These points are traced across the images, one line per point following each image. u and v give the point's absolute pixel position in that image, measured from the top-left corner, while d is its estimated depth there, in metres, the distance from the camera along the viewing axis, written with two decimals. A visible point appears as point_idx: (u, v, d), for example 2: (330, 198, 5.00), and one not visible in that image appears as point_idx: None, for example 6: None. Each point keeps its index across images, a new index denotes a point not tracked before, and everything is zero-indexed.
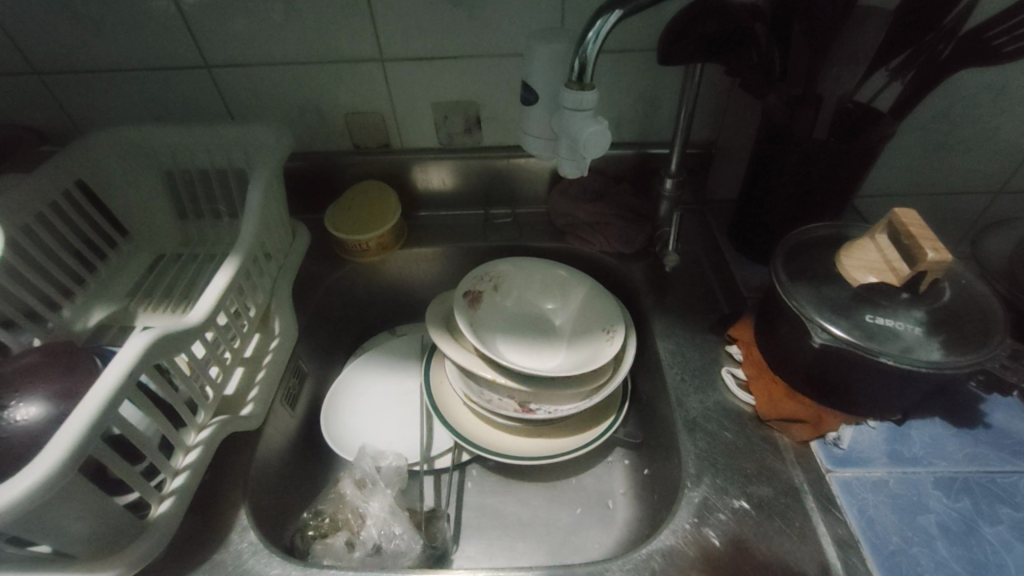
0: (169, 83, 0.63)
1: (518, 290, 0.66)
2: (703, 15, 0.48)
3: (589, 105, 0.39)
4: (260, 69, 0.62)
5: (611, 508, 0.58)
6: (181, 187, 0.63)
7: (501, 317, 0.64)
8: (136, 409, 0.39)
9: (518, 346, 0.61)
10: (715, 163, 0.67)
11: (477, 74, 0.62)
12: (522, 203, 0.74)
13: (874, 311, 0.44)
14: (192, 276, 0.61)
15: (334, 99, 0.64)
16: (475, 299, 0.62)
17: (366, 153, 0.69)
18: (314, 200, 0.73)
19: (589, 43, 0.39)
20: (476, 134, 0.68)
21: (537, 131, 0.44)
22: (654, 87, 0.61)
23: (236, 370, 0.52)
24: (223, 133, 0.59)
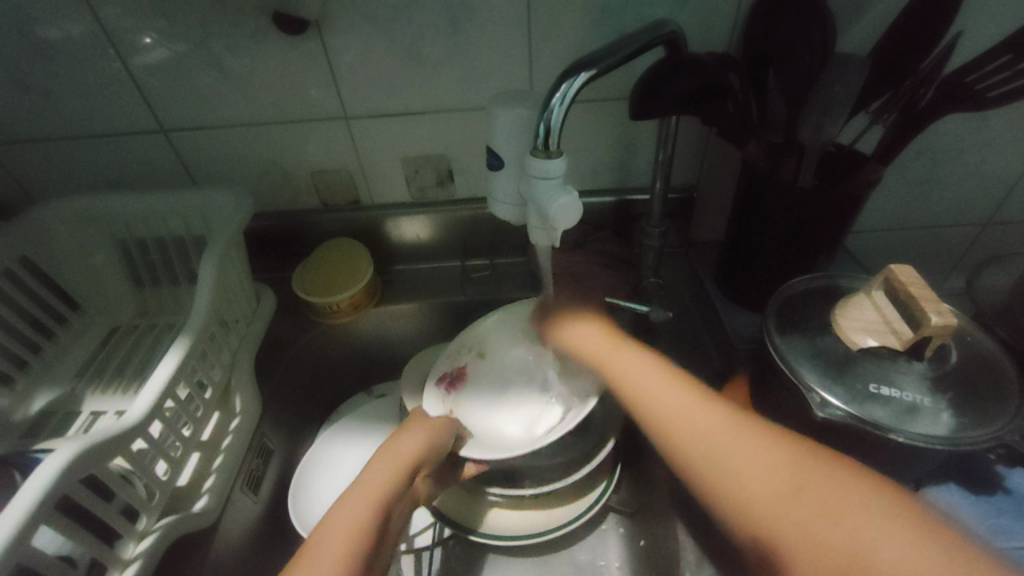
0: (125, 148, 0.60)
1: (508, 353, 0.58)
2: (674, 71, 0.46)
3: (556, 173, 0.37)
4: (219, 130, 0.59)
5: None
6: (137, 256, 0.59)
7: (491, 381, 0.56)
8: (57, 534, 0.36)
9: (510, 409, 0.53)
10: (699, 208, 0.65)
11: (446, 127, 0.60)
12: (500, 253, 0.71)
13: (878, 380, 0.40)
14: (147, 350, 0.57)
15: (297, 157, 0.62)
16: (458, 375, 0.56)
17: (335, 211, 0.66)
18: (283, 258, 0.69)
19: (553, 109, 0.36)
20: (449, 186, 0.65)
21: (503, 196, 0.42)
22: (631, 134, 0.59)
23: (191, 457, 0.48)
24: (179, 201, 0.56)
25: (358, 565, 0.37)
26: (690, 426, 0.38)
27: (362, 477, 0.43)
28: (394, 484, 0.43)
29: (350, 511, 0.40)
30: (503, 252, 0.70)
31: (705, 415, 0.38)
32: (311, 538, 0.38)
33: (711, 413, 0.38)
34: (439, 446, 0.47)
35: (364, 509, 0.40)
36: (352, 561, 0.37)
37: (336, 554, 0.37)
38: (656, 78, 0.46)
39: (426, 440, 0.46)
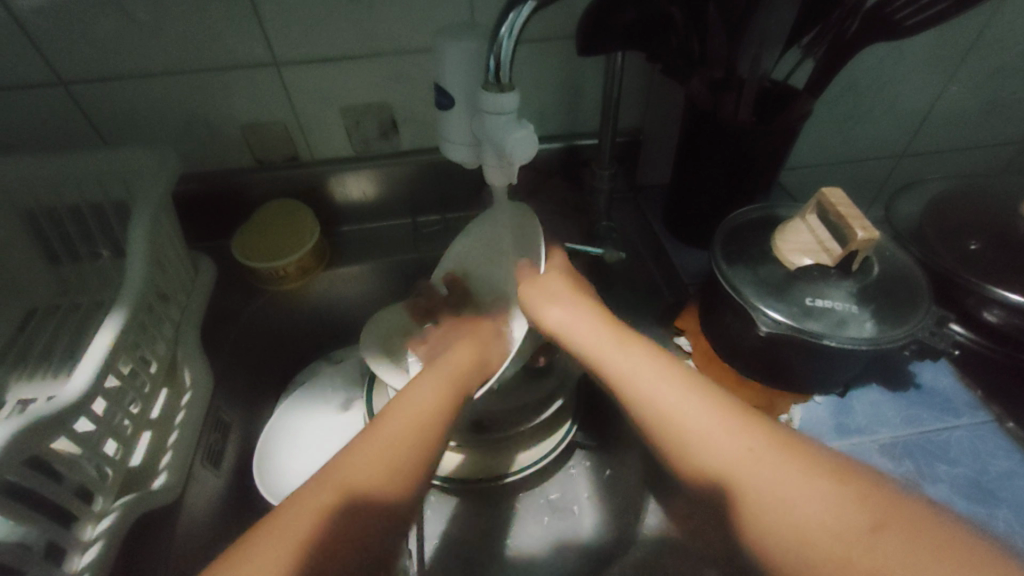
0: (16, 106, 0.53)
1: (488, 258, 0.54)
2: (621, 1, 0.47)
3: (511, 108, 0.36)
4: (133, 83, 0.53)
5: (576, 513, 0.55)
6: (48, 229, 0.53)
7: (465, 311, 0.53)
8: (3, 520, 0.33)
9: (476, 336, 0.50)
10: (645, 151, 0.66)
11: (387, 73, 0.57)
12: (452, 206, 0.69)
13: (812, 293, 0.44)
14: (75, 330, 0.52)
15: (224, 111, 0.57)
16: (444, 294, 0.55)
17: (273, 169, 0.62)
18: (219, 225, 0.65)
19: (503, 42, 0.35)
20: (394, 138, 0.62)
21: (456, 137, 0.40)
22: (577, 75, 0.59)
23: (143, 436, 0.45)
24: (92, 163, 0.50)
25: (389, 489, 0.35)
26: (668, 396, 0.36)
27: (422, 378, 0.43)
28: (451, 397, 0.42)
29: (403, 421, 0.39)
30: (453, 205, 0.69)
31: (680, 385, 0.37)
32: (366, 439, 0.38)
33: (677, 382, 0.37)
34: (485, 364, 0.46)
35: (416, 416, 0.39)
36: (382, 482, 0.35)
37: (377, 468, 0.36)
38: (601, 14, 0.47)
39: (472, 357, 0.45)
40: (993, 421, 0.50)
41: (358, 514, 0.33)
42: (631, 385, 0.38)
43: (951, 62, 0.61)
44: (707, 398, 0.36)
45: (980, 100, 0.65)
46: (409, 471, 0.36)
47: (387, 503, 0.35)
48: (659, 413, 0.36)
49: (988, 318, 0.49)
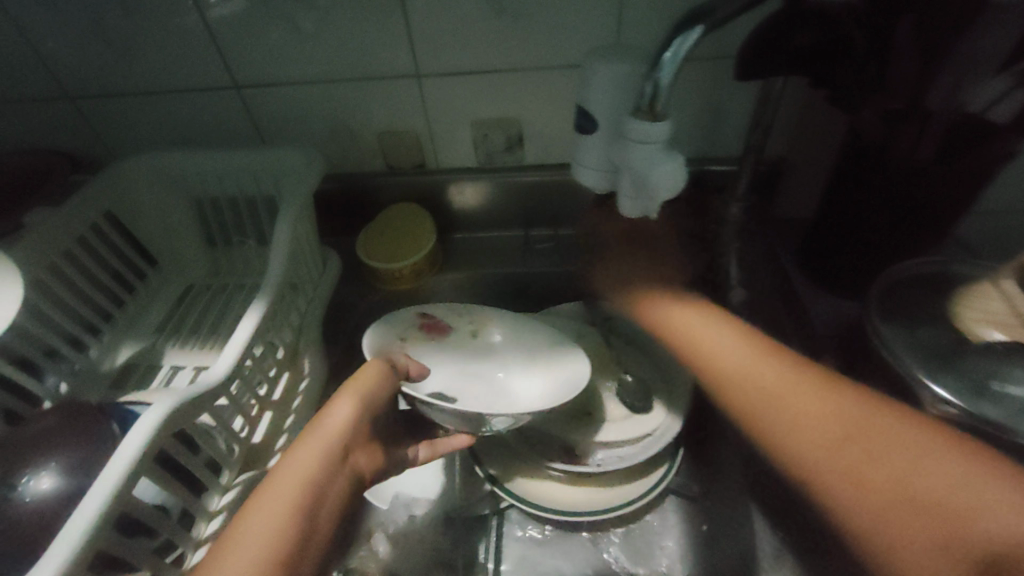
0: (197, 106, 0.60)
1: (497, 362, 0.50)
2: (802, 24, 0.45)
3: (659, 138, 0.33)
4: (293, 89, 0.58)
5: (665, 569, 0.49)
6: (210, 215, 0.60)
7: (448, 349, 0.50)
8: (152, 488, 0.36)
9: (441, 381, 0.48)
10: (788, 182, 0.59)
11: (520, 87, 0.56)
12: (564, 223, 0.68)
13: (1001, 378, 0.36)
14: (223, 308, 0.58)
15: (364, 117, 0.60)
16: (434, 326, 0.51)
17: (400, 174, 0.65)
18: (346, 222, 0.69)
19: (664, 66, 0.32)
20: (518, 152, 0.62)
21: (591, 161, 0.39)
22: (721, 98, 0.54)
23: (265, 415, 0.49)
24: (252, 159, 0.55)
25: None
26: (752, 383, 0.38)
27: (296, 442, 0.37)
28: (322, 465, 0.35)
29: (290, 475, 0.34)
30: (567, 222, 0.67)
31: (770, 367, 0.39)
32: (242, 516, 0.32)
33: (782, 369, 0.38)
34: (374, 404, 0.39)
35: (283, 501, 0.33)
36: None
37: None
38: (772, 34, 0.46)
39: (358, 397, 0.38)
40: None
41: None
42: (716, 359, 0.41)
43: None
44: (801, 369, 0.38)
45: None
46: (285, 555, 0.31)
47: None
48: (751, 385, 0.38)
49: None
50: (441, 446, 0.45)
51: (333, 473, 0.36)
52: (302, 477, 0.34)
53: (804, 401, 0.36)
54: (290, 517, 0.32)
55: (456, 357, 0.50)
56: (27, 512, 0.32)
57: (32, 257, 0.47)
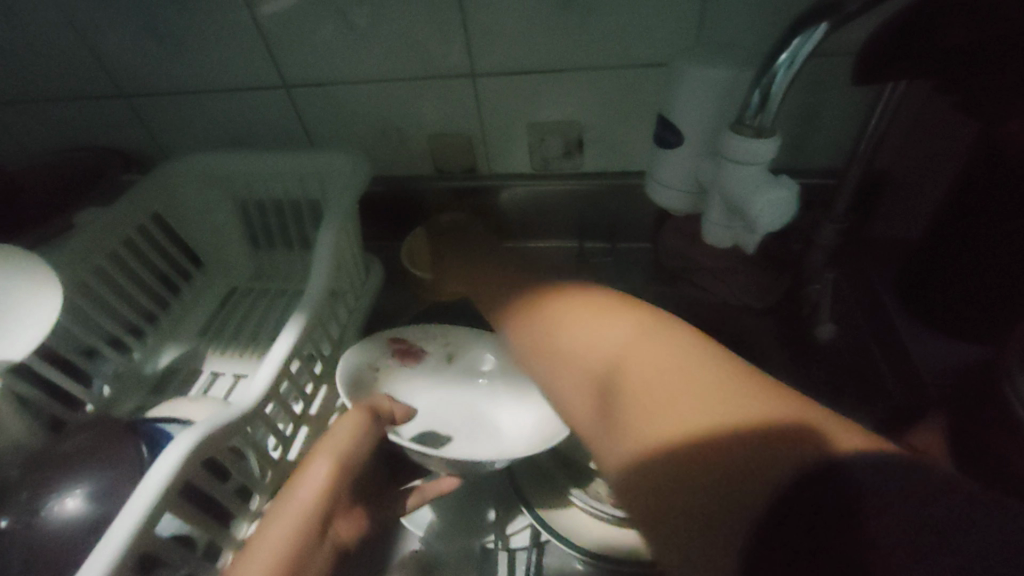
0: (248, 105, 0.58)
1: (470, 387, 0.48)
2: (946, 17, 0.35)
3: (764, 160, 0.30)
4: (343, 88, 0.55)
5: None
6: (255, 217, 0.58)
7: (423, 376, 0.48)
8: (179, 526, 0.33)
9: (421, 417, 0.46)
10: (887, 198, 0.51)
11: (583, 89, 0.52)
12: (622, 237, 0.62)
13: None
14: (264, 314, 0.57)
15: (416, 119, 0.57)
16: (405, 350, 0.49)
17: (449, 179, 0.61)
18: (392, 228, 0.66)
19: (777, 74, 0.29)
20: (576, 158, 0.57)
21: (672, 180, 0.36)
22: (815, 103, 0.47)
23: (300, 433, 0.46)
24: (299, 162, 0.53)
25: None
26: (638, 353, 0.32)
27: (267, 517, 0.32)
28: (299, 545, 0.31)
29: (260, 559, 0.29)
30: (625, 235, 0.62)
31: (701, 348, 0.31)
32: None
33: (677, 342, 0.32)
34: (353, 465, 0.35)
35: None
36: None
37: None
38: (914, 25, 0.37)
39: (336, 460, 0.34)
40: None
41: None
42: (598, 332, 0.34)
43: None
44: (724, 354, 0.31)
45: None
46: None
47: None
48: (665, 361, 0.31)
49: None
50: (429, 492, 0.40)
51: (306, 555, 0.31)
52: (275, 562, 0.29)
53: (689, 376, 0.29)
54: None
55: (433, 384, 0.48)
56: (56, 535, 0.31)
57: (78, 259, 0.46)
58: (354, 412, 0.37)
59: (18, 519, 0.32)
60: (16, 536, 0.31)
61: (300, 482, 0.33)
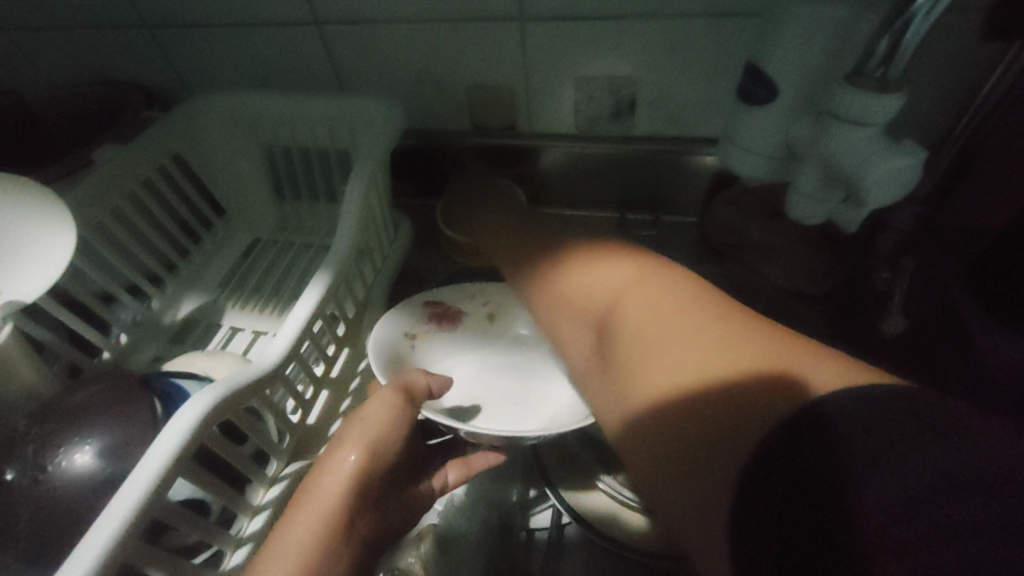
0: (275, 43, 0.54)
1: (512, 350, 0.46)
2: None
3: (876, 119, 0.30)
4: (378, 28, 0.50)
5: None
6: (281, 165, 0.55)
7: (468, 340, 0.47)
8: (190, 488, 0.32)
9: (461, 386, 0.44)
10: (971, 179, 0.45)
11: (643, 40, 0.46)
12: (669, 209, 0.58)
13: None
14: (287, 268, 0.54)
15: (455, 67, 0.52)
16: (442, 314, 0.47)
17: (486, 136, 0.57)
18: (423, 185, 0.62)
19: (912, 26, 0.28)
20: (627, 120, 0.52)
21: (758, 144, 0.35)
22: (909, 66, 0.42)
23: (321, 396, 0.44)
24: (327, 107, 0.49)
25: None
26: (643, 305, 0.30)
27: (294, 504, 0.31)
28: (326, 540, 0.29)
29: (290, 549, 0.29)
30: (672, 208, 0.58)
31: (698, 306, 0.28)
32: None
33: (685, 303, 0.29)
34: (384, 452, 0.32)
35: None
36: None
37: None
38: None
39: (367, 450, 0.31)
40: None
41: None
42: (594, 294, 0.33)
43: None
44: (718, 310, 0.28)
45: None
46: None
47: None
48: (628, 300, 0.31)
49: None
50: (475, 465, 0.39)
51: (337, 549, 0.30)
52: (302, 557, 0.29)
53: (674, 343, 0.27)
54: None
55: (474, 350, 0.46)
56: (65, 490, 0.30)
57: (95, 198, 0.43)
58: (390, 392, 0.34)
59: (26, 474, 0.30)
60: (25, 488, 0.30)
61: (326, 471, 0.31)
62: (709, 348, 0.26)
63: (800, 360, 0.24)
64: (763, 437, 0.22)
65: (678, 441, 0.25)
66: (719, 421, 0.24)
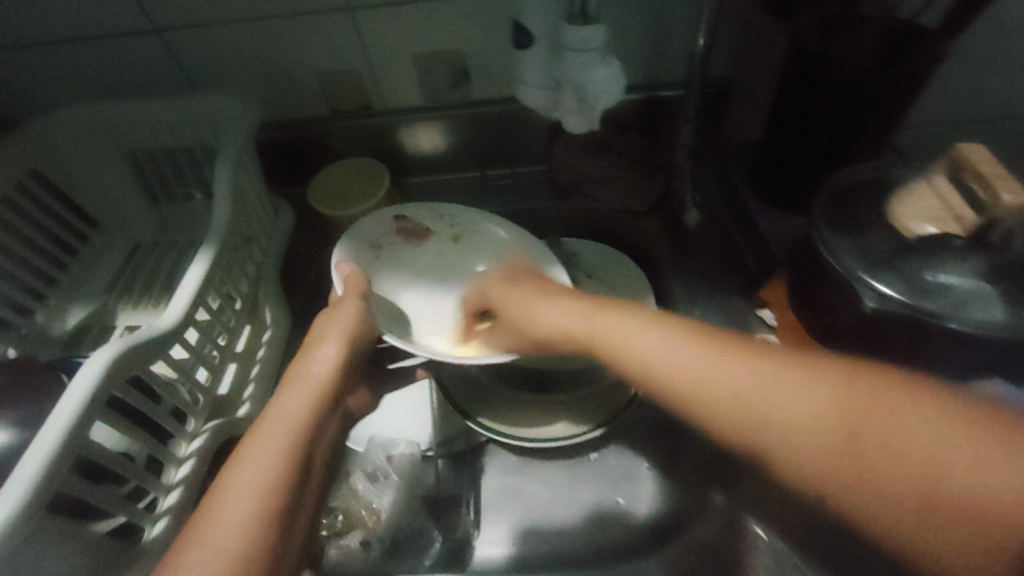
0: (118, 54, 0.56)
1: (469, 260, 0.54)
2: None
3: (594, 45, 0.38)
4: (220, 29, 0.54)
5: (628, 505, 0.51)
6: (148, 170, 0.57)
7: (441, 275, 0.54)
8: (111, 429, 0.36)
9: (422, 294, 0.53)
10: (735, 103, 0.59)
11: (460, 17, 0.54)
12: (521, 161, 0.67)
13: (936, 269, 0.38)
14: (174, 265, 0.57)
15: (303, 58, 0.57)
16: (412, 232, 0.55)
17: (347, 118, 0.62)
18: (297, 173, 0.66)
19: None
20: (466, 86, 0.61)
21: (532, 80, 0.41)
22: (663, 16, 0.53)
23: (229, 367, 0.49)
24: (182, 106, 0.52)
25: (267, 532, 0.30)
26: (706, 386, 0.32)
27: (285, 389, 0.39)
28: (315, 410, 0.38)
29: (291, 412, 0.37)
30: (523, 160, 0.67)
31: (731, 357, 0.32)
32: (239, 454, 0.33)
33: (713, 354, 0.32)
34: (359, 347, 0.43)
35: (287, 433, 0.35)
36: (258, 513, 0.31)
37: (250, 510, 0.31)
38: None
39: (347, 347, 0.42)
40: None
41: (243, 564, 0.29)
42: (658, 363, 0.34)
43: None
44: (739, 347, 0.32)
45: None
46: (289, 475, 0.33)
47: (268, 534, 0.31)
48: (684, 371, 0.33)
49: None
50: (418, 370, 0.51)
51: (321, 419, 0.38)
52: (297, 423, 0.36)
53: (766, 390, 0.30)
54: (290, 450, 0.34)
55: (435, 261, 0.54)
56: None
57: None
58: (351, 299, 0.45)
59: None
60: None
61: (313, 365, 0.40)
62: (801, 398, 0.29)
63: (838, 383, 0.28)
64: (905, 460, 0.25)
65: (874, 483, 0.26)
66: (882, 452, 0.26)
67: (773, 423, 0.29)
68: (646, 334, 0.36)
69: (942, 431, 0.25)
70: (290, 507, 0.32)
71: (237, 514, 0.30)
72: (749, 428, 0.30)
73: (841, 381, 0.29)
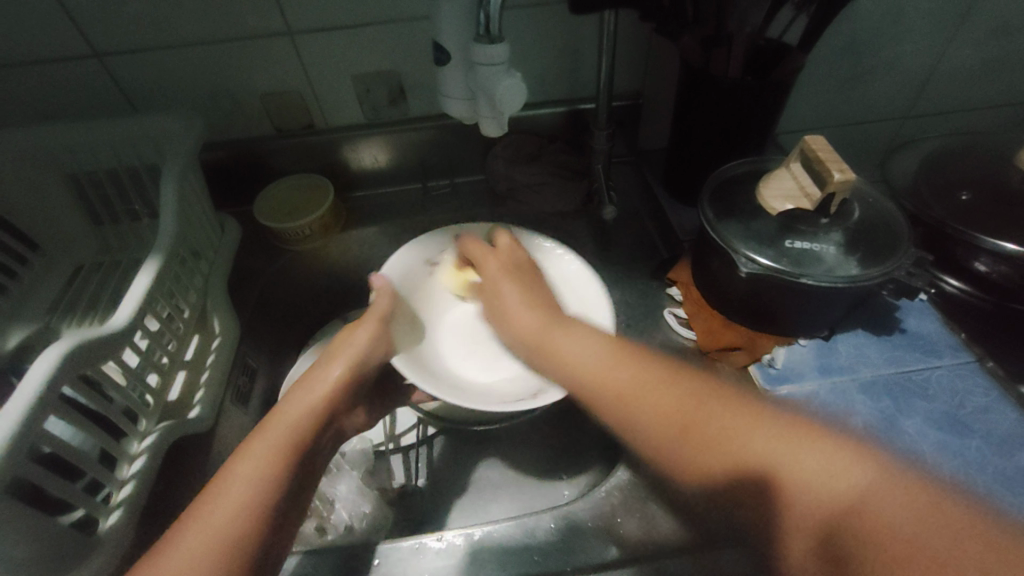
0: (58, 80, 0.58)
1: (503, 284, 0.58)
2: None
3: (501, 59, 0.43)
4: (162, 56, 0.57)
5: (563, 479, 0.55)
6: (91, 191, 0.59)
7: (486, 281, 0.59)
8: (65, 425, 0.39)
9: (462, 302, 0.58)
10: (644, 115, 0.69)
11: (393, 41, 0.60)
12: (460, 172, 0.72)
13: (793, 237, 0.46)
14: (119, 282, 0.58)
15: (246, 82, 0.61)
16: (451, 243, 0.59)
17: (290, 136, 0.66)
18: (243, 190, 0.69)
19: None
20: (402, 105, 0.66)
21: (454, 92, 0.48)
22: (573, 39, 0.61)
23: (178, 374, 0.50)
24: (126, 128, 0.55)
25: (254, 526, 0.35)
26: (613, 392, 0.40)
27: (293, 394, 0.44)
28: (315, 417, 0.43)
29: (292, 416, 0.42)
30: (461, 171, 0.72)
31: (617, 364, 0.41)
32: (242, 451, 0.38)
33: (626, 369, 0.41)
34: (369, 363, 0.48)
35: (286, 435, 0.40)
36: (247, 510, 0.35)
37: (239, 501, 0.35)
38: None
39: (360, 355, 0.47)
40: (975, 361, 0.51)
41: (228, 553, 0.33)
42: (575, 364, 0.43)
43: (948, 23, 0.65)
44: (641, 362, 0.41)
45: (981, 58, 0.69)
46: (284, 478, 0.38)
47: (255, 532, 0.35)
48: (586, 376, 0.42)
49: (979, 268, 0.53)
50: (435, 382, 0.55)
51: (325, 421, 0.44)
52: (297, 426, 0.41)
53: (641, 389, 0.39)
54: (285, 451, 0.39)
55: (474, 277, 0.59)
56: None
57: None
58: (371, 323, 0.49)
59: None
60: None
61: (329, 373, 0.46)
62: (668, 413, 0.37)
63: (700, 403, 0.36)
64: (760, 484, 0.31)
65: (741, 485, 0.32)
66: (739, 471, 0.32)
67: (728, 473, 0.33)
68: (589, 350, 0.43)
69: (826, 464, 0.30)
70: (286, 499, 0.37)
71: (228, 506, 0.35)
72: (722, 469, 0.33)
73: (703, 397, 0.37)
